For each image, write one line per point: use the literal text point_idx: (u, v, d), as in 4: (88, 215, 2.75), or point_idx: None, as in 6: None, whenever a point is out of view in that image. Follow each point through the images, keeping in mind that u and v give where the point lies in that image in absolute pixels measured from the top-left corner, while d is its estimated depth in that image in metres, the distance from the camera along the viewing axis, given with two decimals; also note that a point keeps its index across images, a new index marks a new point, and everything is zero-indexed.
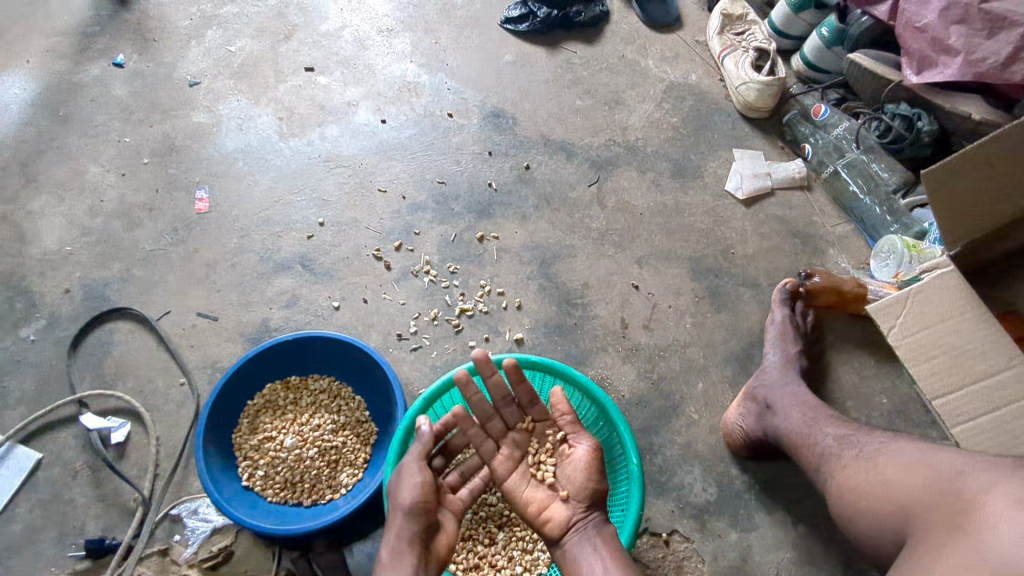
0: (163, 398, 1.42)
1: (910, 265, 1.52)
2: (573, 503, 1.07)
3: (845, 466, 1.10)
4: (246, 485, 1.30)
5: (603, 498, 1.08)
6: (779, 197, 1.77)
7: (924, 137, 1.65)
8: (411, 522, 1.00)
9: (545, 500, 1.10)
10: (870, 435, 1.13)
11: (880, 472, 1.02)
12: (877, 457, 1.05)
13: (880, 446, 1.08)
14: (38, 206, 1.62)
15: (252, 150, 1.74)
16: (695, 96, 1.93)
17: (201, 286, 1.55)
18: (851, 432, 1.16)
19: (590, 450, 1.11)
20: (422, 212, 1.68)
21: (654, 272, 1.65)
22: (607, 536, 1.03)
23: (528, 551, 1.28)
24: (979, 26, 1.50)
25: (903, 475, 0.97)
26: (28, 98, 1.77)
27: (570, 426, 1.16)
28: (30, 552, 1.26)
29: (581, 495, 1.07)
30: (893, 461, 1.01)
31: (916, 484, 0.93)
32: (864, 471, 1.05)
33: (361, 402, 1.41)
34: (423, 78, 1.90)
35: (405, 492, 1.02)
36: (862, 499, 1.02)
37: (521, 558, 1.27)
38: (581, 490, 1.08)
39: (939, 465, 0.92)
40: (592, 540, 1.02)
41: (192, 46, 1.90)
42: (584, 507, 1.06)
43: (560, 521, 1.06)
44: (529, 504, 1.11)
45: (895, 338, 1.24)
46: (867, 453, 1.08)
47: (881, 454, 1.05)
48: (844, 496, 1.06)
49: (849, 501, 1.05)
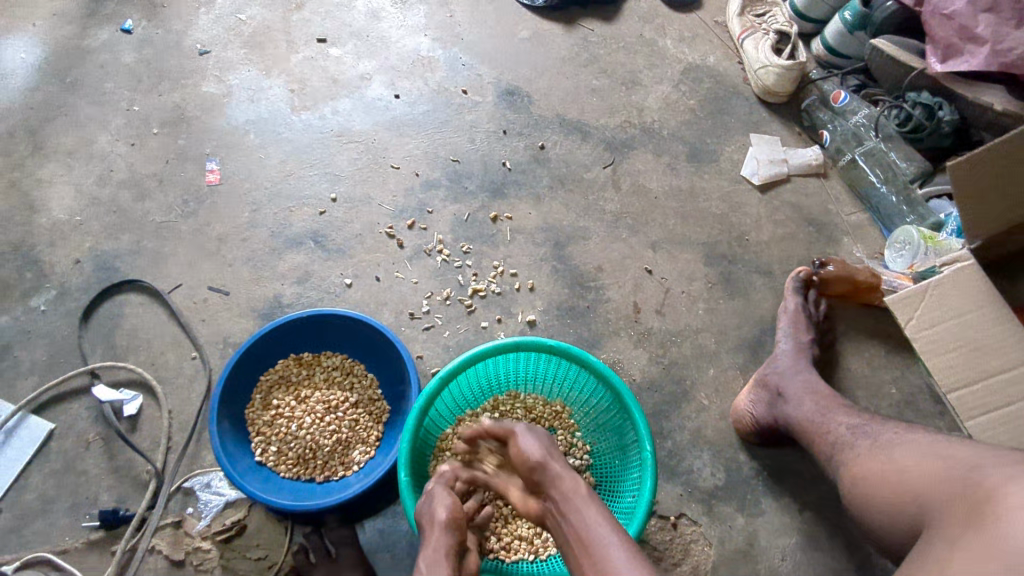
0: (175, 372, 1.41)
1: (925, 255, 1.53)
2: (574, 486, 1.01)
3: (858, 456, 1.10)
4: (260, 460, 1.30)
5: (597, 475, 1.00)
6: (796, 183, 1.76)
7: (943, 127, 1.64)
8: (448, 538, 1.05)
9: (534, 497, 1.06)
10: (885, 426, 1.14)
11: (895, 462, 1.01)
12: (894, 450, 1.05)
13: (896, 438, 1.08)
14: (46, 174, 1.60)
15: (264, 121, 1.72)
16: (713, 78, 1.91)
17: (213, 259, 1.53)
18: (864, 422, 1.17)
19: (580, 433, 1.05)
20: (435, 190, 1.66)
21: (668, 257, 1.64)
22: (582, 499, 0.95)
23: (529, 540, 1.29)
24: (1008, 15, 1.47)
25: (919, 467, 0.96)
26: (35, 62, 1.73)
27: None
28: (44, 522, 1.27)
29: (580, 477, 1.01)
30: (909, 454, 1.01)
31: (932, 476, 0.93)
32: (880, 462, 1.05)
33: (374, 380, 1.41)
34: (437, 52, 1.87)
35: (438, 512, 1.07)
36: (876, 490, 1.02)
37: (521, 545, 1.27)
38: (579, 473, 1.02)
39: (956, 459, 0.91)
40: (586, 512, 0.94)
41: (202, 13, 1.86)
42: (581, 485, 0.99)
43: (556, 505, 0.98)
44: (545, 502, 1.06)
45: (912, 330, 1.27)
46: (882, 444, 1.08)
47: (897, 446, 1.06)
48: (857, 485, 1.07)
49: (861, 491, 1.05)
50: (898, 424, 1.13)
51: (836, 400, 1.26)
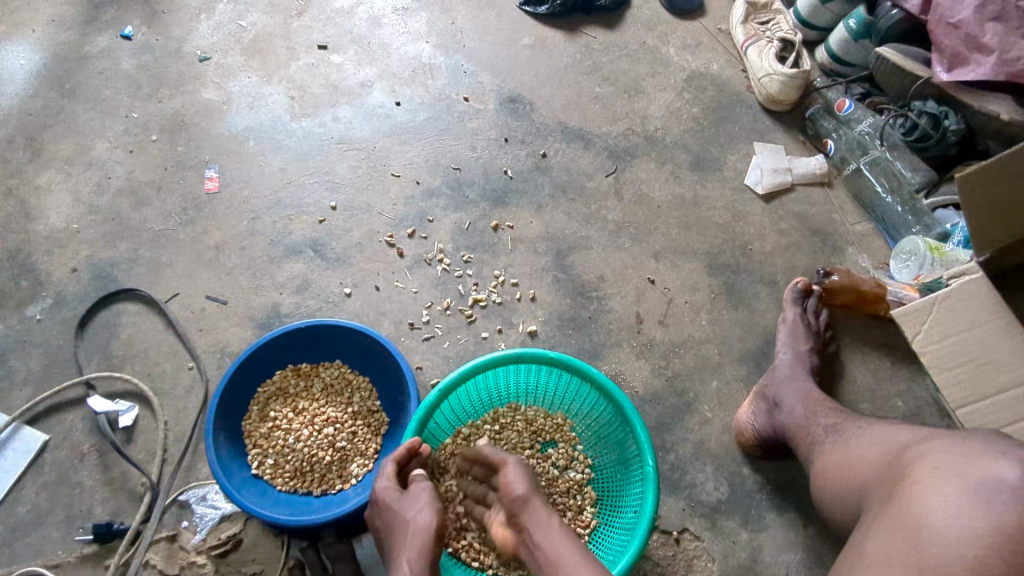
0: (171, 382, 1.40)
1: (931, 267, 1.51)
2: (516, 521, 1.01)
3: (822, 451, 1.12)
4: (256, 473, 1.28)
5: (535, 498, 1.01)
6: (800, 193, 1.74)
7: (949, 136, 1.62)
8: (428, 542, 1.03)
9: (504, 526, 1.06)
10: (854, 423, 1.14)
11: (849, 452, 1.03)
12: (849, 441, 1.07)
13: (857, 430, 1.09)
14: (43, 181, 1.59)
15: (263, 128, 1.70)
16: (716, 86, 1.89)
17: (211, 268, 1.52)
18: (838, 420, 1.18)
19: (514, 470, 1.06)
20: (436, 199, 1.64)
21: (671, 267, 1.62)
22: (551, 529, 0.95)
23: None
24: (1016, 24, 1.44)
25: (866, 454, 0.99)
26: (34, 68, 1.72)
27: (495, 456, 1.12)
28: (36, 535, 1.25)
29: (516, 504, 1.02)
30: (862, 443, 1.03)
31: (875, 461, 0.96)
32: (837, 453, 1.07)
33: (372, 391, 1.39)
34: (439, 59, 1.85)
35: (422, 516, 1.05)
36: (832, 479, 1.04)
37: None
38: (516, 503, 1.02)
39: (896, 443, 0.95)
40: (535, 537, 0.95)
41: (202, 19, 1.85)
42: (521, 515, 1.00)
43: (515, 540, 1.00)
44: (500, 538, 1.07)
45: (919, 344, 1.25)
46: (843, 437, 1.10)
47: (853, 436, 1.07)
48: (817, 477, 1.08)
49: (820, 481, 1.07)
50: (866, 421, 1.13)
51: (837, 408, 1.24)
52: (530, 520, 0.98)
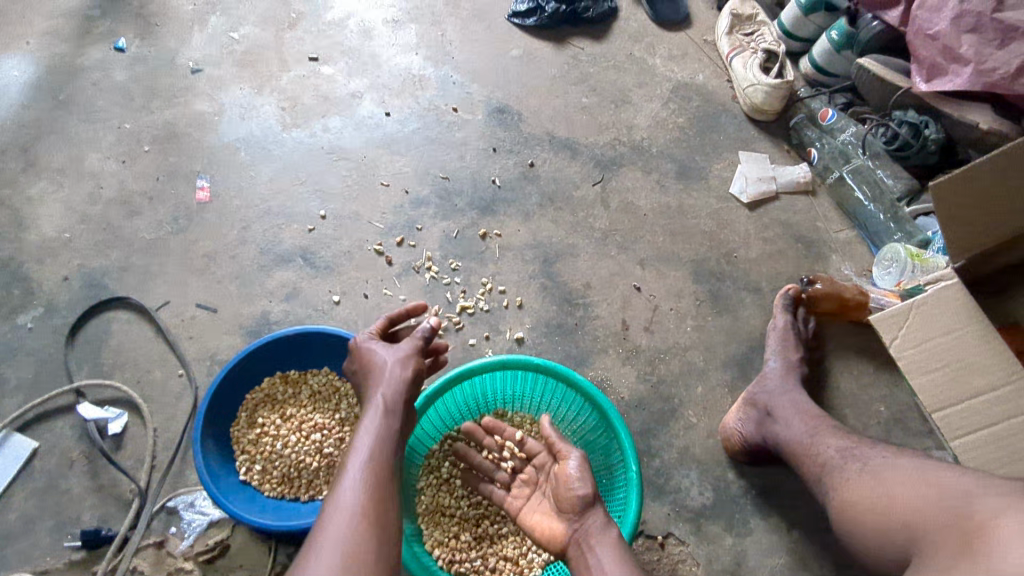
0: (161, 389, 1.41)
1: (913, 273, 1.53)
2: (569, 517, 1.05)
3: (847, 479, 1.10)
4: (244, 480, 1.30)
5: (597, 502, 1.05)
6: (784, 201, 1.76)
7: (930, 145, 1.65)
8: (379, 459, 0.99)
9: (550, 519, 1.10)
10: (873, 448, 1.13)
11: (886, 489, 1.01)
12: (883, 472, 1.05)
13: (885, 460, 1.08)
14: (37, 191, 1.61)
15: (255, 139, 1.73)
16: (702, 97, 1.92)
17: (201, 277, 1.53)
18: (853, 444, 1.17)
19: (580, 463, 1.10)
20: (425, 207, 1.67)
21: (657, 274, 1.64)
22: (605, 535, 0.99)
23: (514, 561, 1.28)
24: (991, 35, 1.49)
25: (910, 494, 0.96)
26: (28, 80, 1.75)
27: (559, 444, 1.16)
28: (25, 541, 1.26)
29: (574, 505, 1.05)
30: (897, 477, 1.01)
31: (922, 504, 0.92)
32: (870, 486, 1.04)
33: (359, 398, 1.40)
34: (428, 70, 1.88)
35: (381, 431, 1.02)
36: (869, 515, 1.01)
37: (506, 566, 1.27)
38: (569, 501, 1.06)
39: (948, 486, 0.91)
40: (589, 543, 0.99)
41: (194, 32, 1.88)
42: (578, 515, 1.03)
43: (562, 537, 1.04)
44: (537, 528, 1.11)
45: (896, 349, 1.28)
46: (871, 467, 1.08)
47: (885, 468, 1.05)
48: (847, 509, 1.06)
49: (851, 515, 1.04)
50: (887, 447, 1.12)
51: (840, 427, 1.24)
52: (588, 525, 1.01)
